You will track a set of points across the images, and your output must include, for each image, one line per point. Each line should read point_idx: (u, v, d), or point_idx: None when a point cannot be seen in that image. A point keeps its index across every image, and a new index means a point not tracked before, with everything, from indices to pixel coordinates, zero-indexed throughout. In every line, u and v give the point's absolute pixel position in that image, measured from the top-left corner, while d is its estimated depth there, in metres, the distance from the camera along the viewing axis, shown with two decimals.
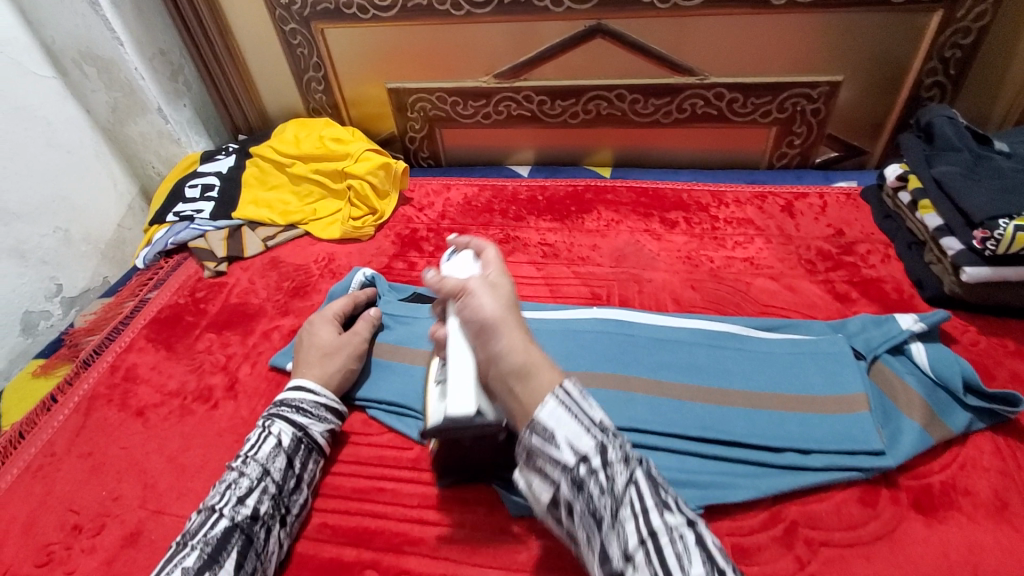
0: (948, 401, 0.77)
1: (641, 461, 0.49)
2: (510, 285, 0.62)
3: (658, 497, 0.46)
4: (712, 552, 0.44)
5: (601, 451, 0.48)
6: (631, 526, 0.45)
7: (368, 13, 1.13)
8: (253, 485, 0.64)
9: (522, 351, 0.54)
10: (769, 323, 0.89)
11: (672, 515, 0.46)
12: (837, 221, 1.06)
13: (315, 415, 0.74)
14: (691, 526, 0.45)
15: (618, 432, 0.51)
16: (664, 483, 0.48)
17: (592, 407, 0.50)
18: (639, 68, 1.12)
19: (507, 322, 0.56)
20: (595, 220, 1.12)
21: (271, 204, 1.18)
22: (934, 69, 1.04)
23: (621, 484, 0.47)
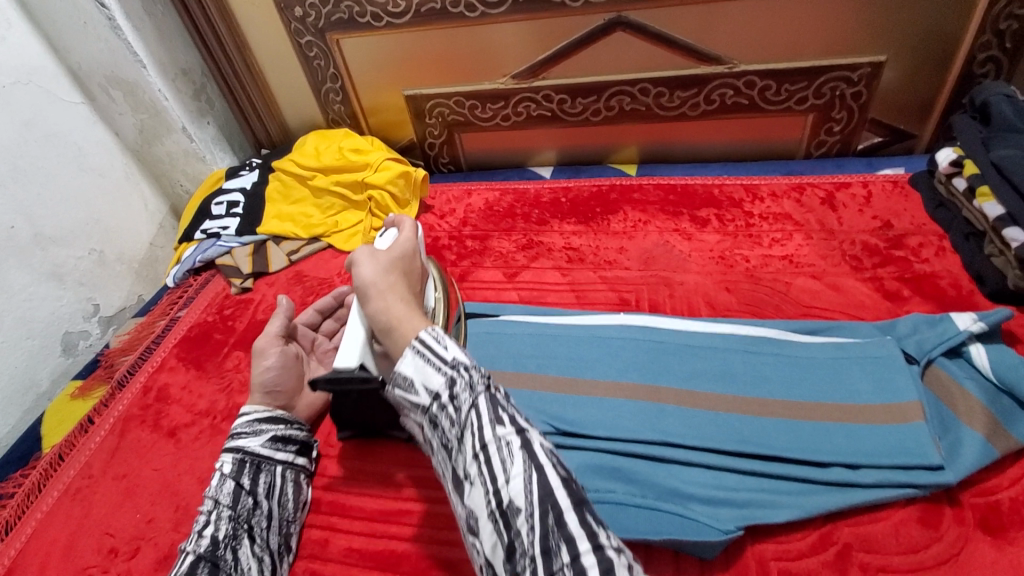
0: (1014, 408, 0.70)
1: (487, 385, 0.51)
2: (405, 254, 0.65)
3: (497, 417, 0.49)
4: (539, 457, 0.48)
5: (450, 387, 0.50)
6: (469, 446, 0.49)
7: (381, 21, 1.11)
8: (206, 518, 0.64)
9: (393, 308, 0.57)
10: (810, 327, 0.83)
11: (505, 428, 0.49)
12: (884, 213, 0.99)
13: (251, 433, 0.71)
14: (522, 436, 0.49)
15: (471, 361, 0.52)
16: (506, 401, 0.51)
17: (444, 347, 0.51)
18: (662, 60, 1.07)
19: (383, 283, 0.59)
20: (621, 222, 1.08)
21: (295, 218, 1.18)
22: (988, 42, 0.95)
23: (466, 411, 0.49)
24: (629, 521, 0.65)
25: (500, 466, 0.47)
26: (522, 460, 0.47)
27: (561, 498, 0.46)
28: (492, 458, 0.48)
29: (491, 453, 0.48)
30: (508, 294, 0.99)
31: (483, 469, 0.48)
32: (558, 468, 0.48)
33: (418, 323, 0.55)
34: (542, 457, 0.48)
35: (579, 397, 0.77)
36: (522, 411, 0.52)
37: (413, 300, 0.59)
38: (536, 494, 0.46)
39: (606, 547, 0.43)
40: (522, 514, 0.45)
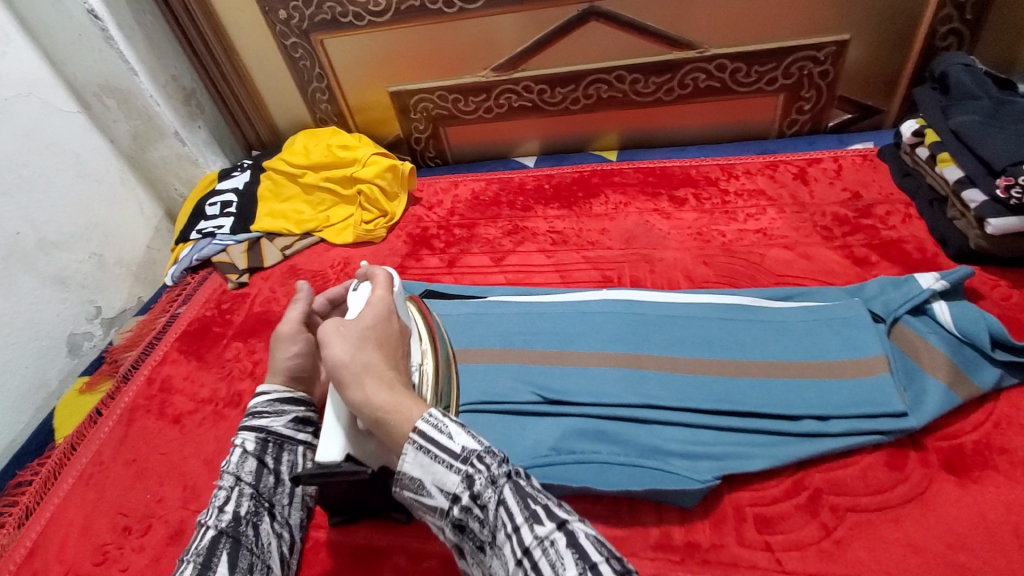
0: (976, 357, 0.74)
1: (508, 473, 0.49)
2: (380, 317, 0.61)
3: (527, 510, 0.47)
4: (585, 549, 0.44)
5: (468, 484, 0.48)
6: (508, 549, 0.46)
7: (363, 20, 1.15)
8: (228, 494, 0.64)
9: (379, 387, 0.54)
10: (783, 293, 0.87)
11: (542, 525, 0.46)
12: (854, 185, 1.03)
13: (273, 413, 0.71)
14: (562, 528, 0.46)
15: (487, 449, 0.50)
16: (535, 491, 0.49)
17: (453, 437, 0.49)
18: (636, 47, 1.11)
19: (364, 361, 0.56)
20: (603, 204, 1.12)
21: (287, 214, 1.22)
22: (948, 15, 0.99)
23: (493, 508, 0.47)
24: (612, 477, 0.70)
25: (550, 571, 0.43)
26: (569, 559, 0.43)
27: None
28: (538, 564, 0.44)
29: (535, 557, 0.44)
30: (495, 277, 1.03)
31: (530, 575, 0.44)
32: (612, 561, 0.43)
33: (408, 405, 0.53)
34: (589, 550, 0.44)
35: (564, 367, 0.80)
36: (553, 498, 0.49)
37: (398, 376, 0.57)
38: None
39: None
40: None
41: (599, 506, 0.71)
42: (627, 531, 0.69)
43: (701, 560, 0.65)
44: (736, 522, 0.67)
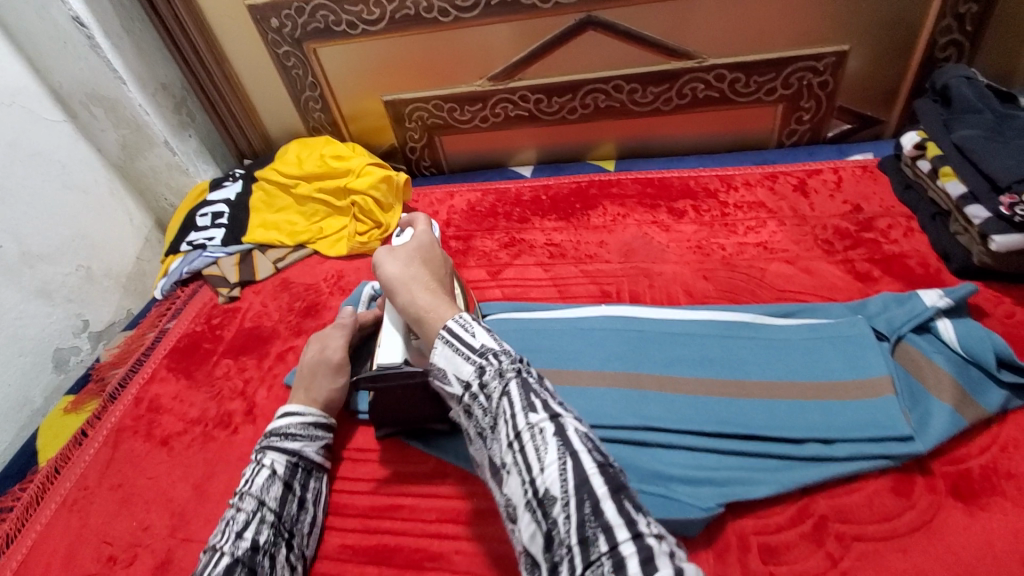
0: (982, 378, 0.72)
1: (518, 368, 0.55)
2: (424, 248, 0.73)
3: (528, 401, 0.52)
4: (572, 442, 0.49)
5: (480, 375, 0.55)
6: (506, 433, 0.52)
7: (357, 28, 1.13)
8: (250, 518, 0.63)
9: (421, 293, 0.65)
10: (787, 309, 0.85)
11: (537, 414, 0.51)
12: (854, 197, 1.02)
13: (305, 437, 0.74)
14: (555, 421, 0.51)
15: (503, 349, 0.56)
16: (540, 388, 0.54)
17: (473, 336, 0.58)
18: (634, 57, 1.09)
19: (410, 275, 0.68)
20: (601, 216, 1.10)
21: (279, 226, 1.19)
22: (949, 26, 0.98)
23: (498, 396, 0.53)
24: None
25: (535, 455, 0.49)
26: (556, 446, 0.49)
27: (597, 484, 0.46)
28: (527, 447, 0.50)
29: (524, 441, 0.50)
30: (492, 291, 1.01)
31: (518, 455, 0.50)
32: (593, 452, 0.49)
33: (443, 308, 0.63)
34: (574, 441, 0.50)
35: (563, 387, 0.79)
36: (555, 396, 0.55)
37: (439, 287, 0.67)
38: (571, 480, 0.47)
39: (642, 532, 0.44)
40: (558, 502, 0.46)
41: None
42: None
43: None
44: (738, 551, 0.65)
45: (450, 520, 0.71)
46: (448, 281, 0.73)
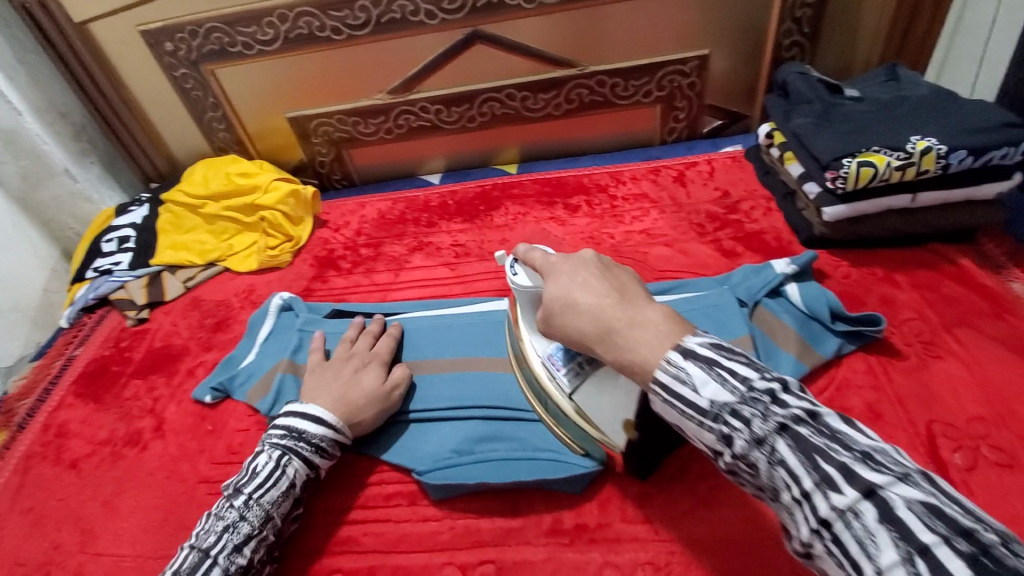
0: (821, 330, 0.83)
1: (784, 422, 0.43)
2: (585, 263, 0.60)
3: (818, 473, 0.40)
4: (908, 525, 0.36)
5: (729, 443, 0.45)
6: (802, 513, 0.41)
7: (253, 49, 1.16)
8: (252, 533, 0.65)
9: (619, 321, 0.53)
10: (663, 286, 0.95)
11: (840, 493, 0.39)
12: (724, 184, 1.13)
13: (331, 454, 0.74)
14: (868, 498, 0.38)
15: (742, 399, 0.45)
16: (828, 441, 0.41)
17: (701, 384, 0.46)
18: (521, 68, 1.18)
19: (596, 306, 0.55)
20: (503, 216, 1.17)
21: (189, 245, 1.20)
22: (789, 29, 1.12)
23: (767, 467, 0.43)
24: (510, 471, 0.74)
25: (858, 548, 0.37)
26: (883, 536, 0.37)
27: None
28: (842, 537, 0.38)
29: (837, 530, 0.39)
30: (401, 292, 1.06)
31: (830, 545, 0.39)
32: (951, 536, 0.34)
33: (656, 333, 0.50)
34: (911, 524, 0.36)
35: (470, 373, 0.84)
36: (854, 450, 0.41)
37: (637, 301, 0.55)
38: None
39: None
40: None
41: (495, 502, 0.74)
42: (521, 520, 0.72)
43: (588, 539, 0.69)
44: (616, 498, 0.72)
45: (358, 506, 0.77)
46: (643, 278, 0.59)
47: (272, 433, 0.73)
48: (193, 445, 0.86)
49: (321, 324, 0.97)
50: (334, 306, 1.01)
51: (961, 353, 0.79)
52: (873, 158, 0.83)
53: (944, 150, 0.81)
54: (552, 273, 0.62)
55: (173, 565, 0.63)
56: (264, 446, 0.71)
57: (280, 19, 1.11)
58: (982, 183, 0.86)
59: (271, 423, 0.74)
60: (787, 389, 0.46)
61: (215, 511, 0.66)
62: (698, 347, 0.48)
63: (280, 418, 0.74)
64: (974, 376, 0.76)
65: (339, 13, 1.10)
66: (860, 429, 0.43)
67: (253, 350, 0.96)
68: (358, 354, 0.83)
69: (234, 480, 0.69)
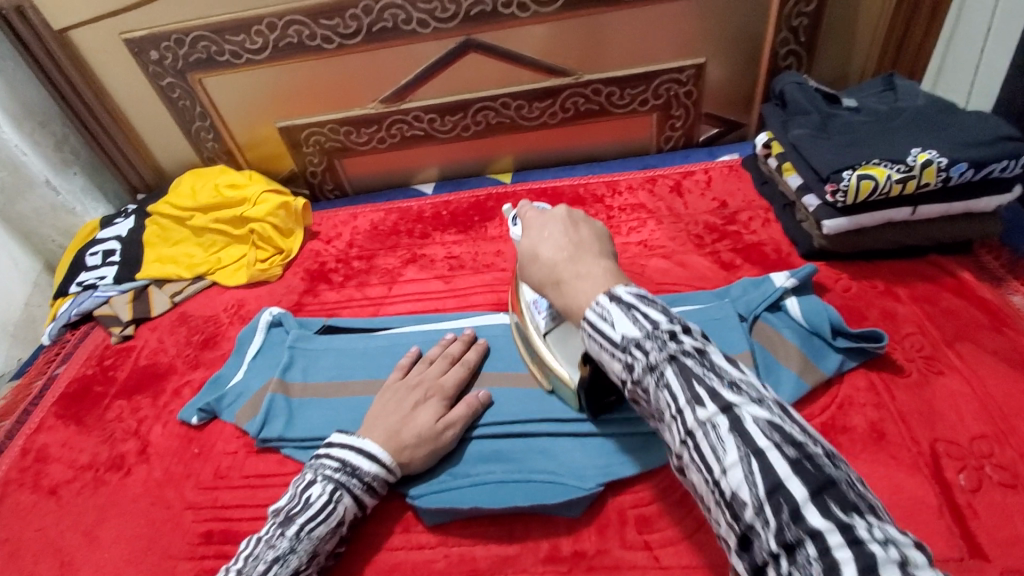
0: (822, 346, 0.81)
1: (676, 353, 0.46)
2: (554, 221, 0.66)
3: (691, 393, 0.44)
4: (754, 437, 0.41)
5: (631, 371, 0.49)
6: (676, 428, 0.45)
7: (241, 58, 1.14)
8: (300, 570, 0.62)
9: (567, 273, 0.60)
10: (662, 300, 0.93)
11: (704, 408, 0.43)
12: (722, 194, 1.12)
13: (379, 491, 0.71)
14: (726, 413, 0.42)
15: (647, 335, 0.48)
16: (707, 370, 0.45)
17: (615, 325, 0.50)
18: (516, 76, 1.16)
19: (551, 259, 0.62)
20: (498, 227, 1.15)
21: (176, 259, 1.17)
22: (786, 38, 1.11)
23: (656, 391, 0.47)
24: (508, 495, 0.72)
25: (711, 454, 0.42)
26: (732, 443, 0.41)
27: (793, 487, 0.38)
28: (701, 444, 0.43)
29: (698, 438, 0.43)
30: (394, 306, 1.03)
31: (693, 454, 0.44)
32: (783, 446, 0.40)
33: (595, 281, 0.57)
34: (755, 436, 0.41)
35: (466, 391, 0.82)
36: (726, 377, 0.45)
37: (591, 256, 0.61)
38: (762, 486, 0.39)
39: (865, 540, 0.35)
40: (750, 509, 0.40)
41: (492, 527, 0.72)
42: (518, 547, 0.70)
43: (587, 567, 0.67)
44: (616, 523, 0.70)
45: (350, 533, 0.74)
46: (605, 239, 0.65)
47: (326, 462, 0.70)
48: (179, 469, 0.84)
49: (313, 341, 0.94)
50: (325, 322, 0.99)
51: (964, 369, 0.78)
52: (873, 171, 0.81)
53: (945, 162, 0.80)
54: (532, 226, 0.68)
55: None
56: (319, 475, 0.68)
57: (269, 27, 1.09)
58: (982, 195, 0.85)
59: (325, 449, 0.71)
60: (689, 330, 0.49)
61: (264, 537, 0.64)
62: (623, 294, 0.52)
63: (335, 447, 0.71)
64: (978, 393, 0.75)
65: (330, 22, 1.08)
66: (738, 363, 0.47)
67: (242, 368, 0.94)
68: (425, 383, 0.78)
69: (285, 507, 0.66)
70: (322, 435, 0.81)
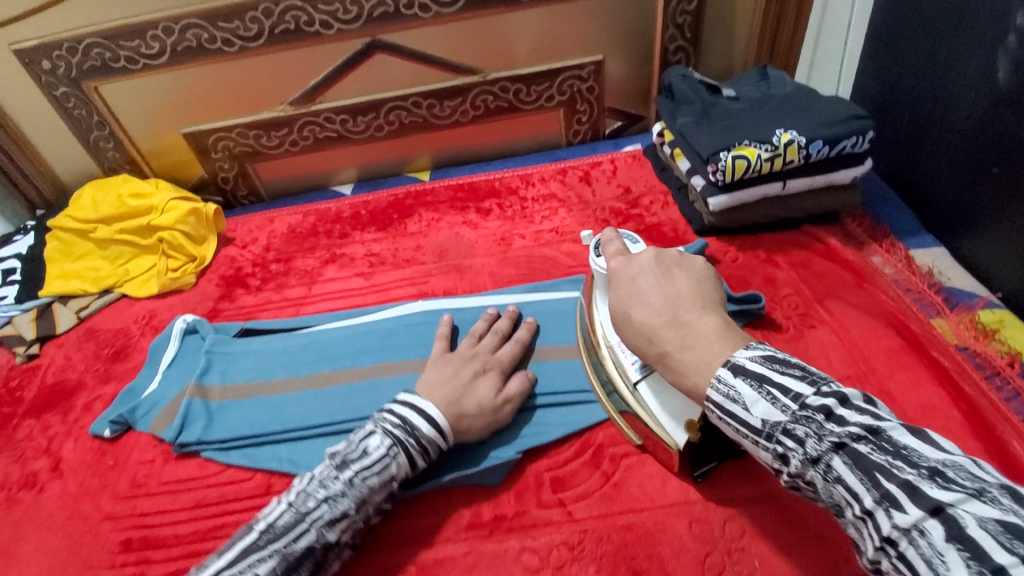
0: None
1: (840, 441, 0.46)
2: (645, 271, 0.65)
3: (878, 490, 0.43)
4: (979, 543, 0.37)
5: (786, 460, 0.49)
6: (867, 529, 0.44)
7: (138, 63, 1.11)
8: (348, 514, 0.64)
9: (672, 345, 0.59)
10: (573, 281, 0.99)
11: (902, 512, 0.41)
12: (626, 181, 1.20)
13: (433, 453, 0.70)
14: (935, 515, 0.40)
15: (795, 420, 0.49)
16: (891, 457, 0.43)
17: (750, 407, 0.51)
18: (426, 75, 1.20)
19: (649, 324, 0.61)
20: (416, 223, 1.17)
21: (80, 273, 1.12)
22: (673, 35, 1.20)
23: (827, 484, 0.46)
24: (428, 472, 0.75)
25: (927, 566, 0.39)
26: (951, 552, 0.38)
27: None
28: (907, 552, 0.40)
29: (902, 546, 0.41)
30: (314, 306, 1.04)
31: (898, 562, 0.41)
32: (1019, 549, 0.36)
33: (703, 354, 0.56)
34: (980, 541, 0.37)
35: (387, 380, 0.84)
36: (921, 466, 0.42)
37: (699, 309, 0.60)
38: None
39: None
40: None
41: (416, 505, 0.74)
42: (442, 519, 0.73)
43: (508, 529, 0.71)
44: (534, 487, 0.75)
45: None
46: (705, 283, 0.64)
47: (388, 417, 0.70)
48: (92, 482, 0.81)
49: (229, 344, 0.94)
50: (242, 325, 0.98)
51: (832, 322, 0.88)
52: (745, 152, 0.91)
53: (804, 141, 0.91)
54: (625, 274, 0.67)
55: (268, 515, 0.63)
56: (378, 427, 0.69)
57: (166, 31, 1.07)
58: (839, 169, 0.96)
59: (390, 403, 0.72)
60: (847, 403, 0.48)
61: (318, 475, 0.65)
62: (748, 365, 0.52)
63: (397, 404, 0.71)
64: (843, 341, 0.85)
65: (230, 24, 1.08)
66: (932, 443, 0.44)
67: (156, 377, 0.91)
68: (481, 355, 0.79)
69: (342, 451, 0.67)
70: (241, 433, 0.81)
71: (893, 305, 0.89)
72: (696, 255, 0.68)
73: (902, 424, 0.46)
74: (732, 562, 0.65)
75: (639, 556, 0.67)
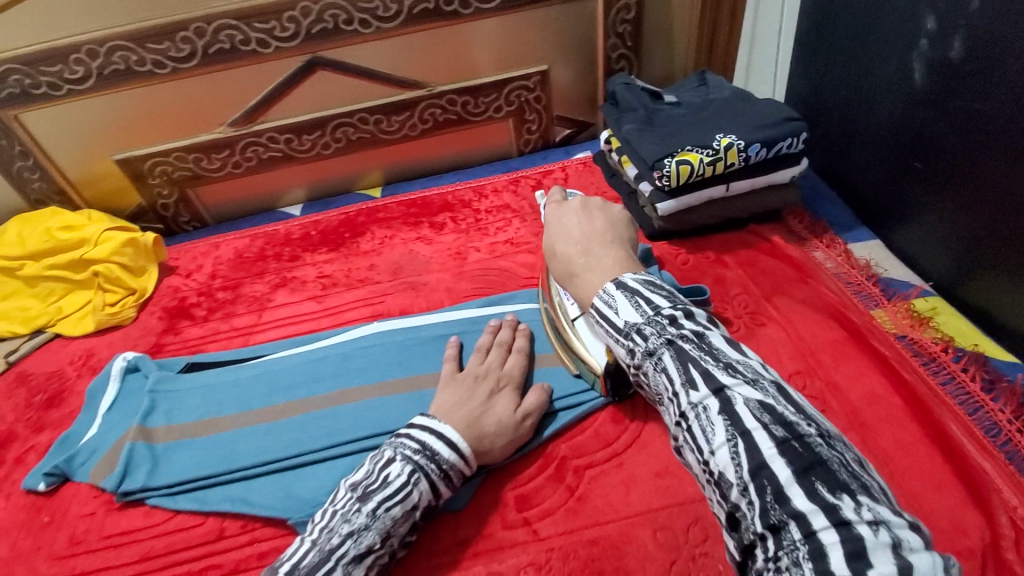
0: None
1: (673, 340, 0.50)
2: (570, 212, 0.72)
3: (687, 375, 0.48)
4: (742, 419, 0.44)
5: (631, 352, 0.53)
6: (671, 408, 0.49)
7: (61, 89, 1.05)
8: (375, 548, 0.61)
9: (581, 268, 0.65)
10: (530, 291, 0.98)
11: (697, 391, 0.47)
12: (577, 188, 1.21)
13: (452, 480, 0.68)
14: (718, 396, 0.45)
15: (648, 322, 0.53)
16: (704, 353, 0.49)
17: (618, 311, 0.55)
18: (371, 91, 1.18)
19: (568, 253, 0.67)
20: (369, 241, 1.15)
21: (9, 314, 1.05)
22: (615, 44, 1.22)
23: (654, 375, 0.51)
24: None
25: (702, 435, 0.45)
26: (721, 425, 0.44)
27: (777, 467, 0.41)
28: (693, 427, 0.46)
29: (690, 421, 0.46)
30: (265, 333, 1.00)
31: (686, 434, 0.47)
32: (772, 426, 0.43)
33: (603, 272, 0.63)
34: (744, 418, 0.43)
35: (343, 407, 0.82)
36: (722, 360, 0.48)
37: (610, 243, 0.66)
38: (748, 466, 0.42)
39: (853, 520, 0.38)
40: (734, 488, 0.43)
41: None
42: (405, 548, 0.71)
43: (473, 553, 0.70)
44: (498, 507, 0.74)
45: (231, 572, 0.70)
46: (621, 225, 0.71)
47: (405, 443, 0.68)
48: (29, 541, 0.76)
49: (174, 381, 0.89)
50: (187, 360, 0.94)
51: (779, 319, 0.91)
52: (688, 157, 0.93)
53: (743, 144, 0.94)
54: (561, 214, 0.73)
55: (291, 557, 0.60)
56: (399, 454, 0.67)
57: (90, 55, 1.02)
58: (778, 169, 0.99)
59: (405, 428, 0.70)
60: (692, 316, 0.52)
61: (339, 510, 0.63)
62: (628, 281, 0.57)
63: (415, 428, 0.69)
64: (790, 337, 0.88)
65: (159, 46, 1.03)
66: (740, 349, 0.50)
67: (95, 422, 0.86)
68: (493, 373, 0.78)
69: (362, 481, 0.65)
70: (188, 476, 0.77)
71: (835, 299, 0.92)
72: (620, 203, 0.75)
73: (725, 336, 0.51)
74: (696, 567, 0.66)
75: (604, 569, 0.67)
